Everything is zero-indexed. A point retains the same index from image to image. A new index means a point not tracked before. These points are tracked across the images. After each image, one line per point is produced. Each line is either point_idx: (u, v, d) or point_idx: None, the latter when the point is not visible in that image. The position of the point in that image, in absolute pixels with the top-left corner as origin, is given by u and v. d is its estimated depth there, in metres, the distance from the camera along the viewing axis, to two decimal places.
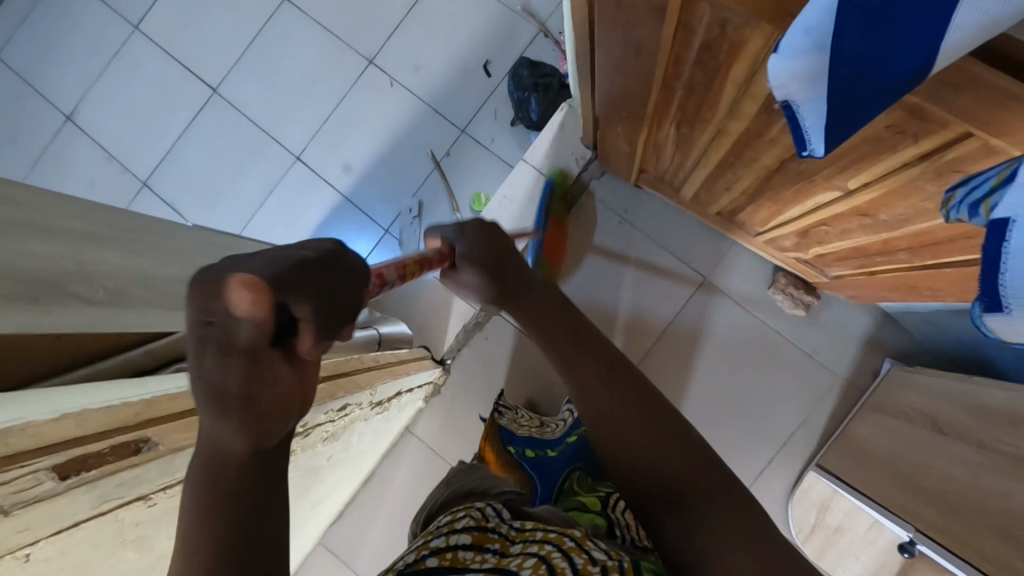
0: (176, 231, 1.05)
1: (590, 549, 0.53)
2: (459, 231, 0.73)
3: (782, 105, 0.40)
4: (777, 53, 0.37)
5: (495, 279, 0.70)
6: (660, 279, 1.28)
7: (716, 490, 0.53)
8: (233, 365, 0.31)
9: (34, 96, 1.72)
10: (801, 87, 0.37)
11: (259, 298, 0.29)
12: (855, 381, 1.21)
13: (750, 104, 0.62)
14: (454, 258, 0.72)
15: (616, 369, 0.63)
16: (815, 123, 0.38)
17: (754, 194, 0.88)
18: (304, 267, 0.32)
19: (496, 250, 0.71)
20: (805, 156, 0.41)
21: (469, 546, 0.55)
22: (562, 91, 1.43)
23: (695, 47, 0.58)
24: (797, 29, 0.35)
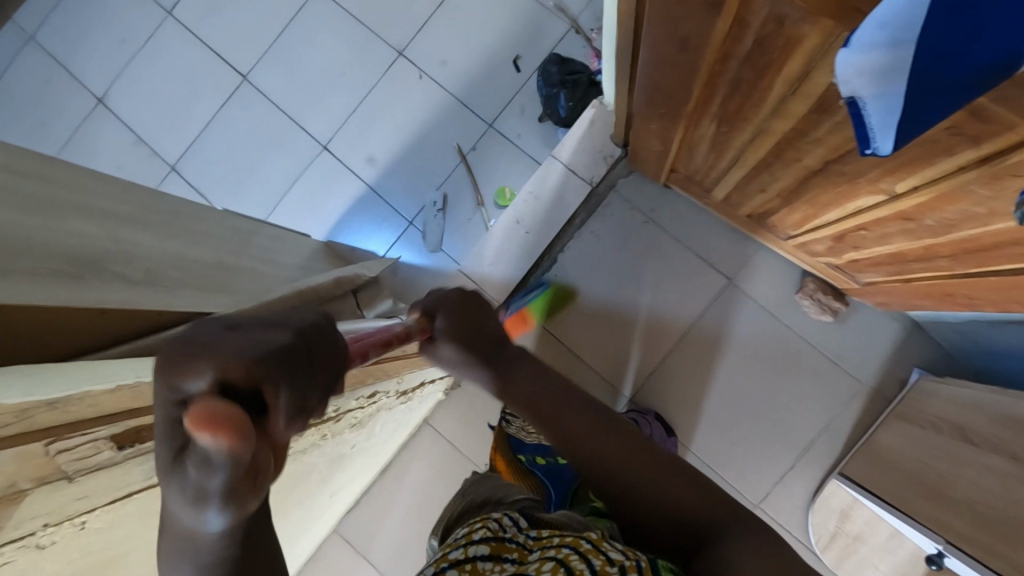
0: (206, 216, 1.06)
1: (607, 549, 0.53)
2: (438, 301, 0.69)
3: (846, 102, 0.40)
4: (847, 48, 0.37)
5: (480, 360, 0.67)
6: (684, 280, 1.27)
7: (721, 512, 0.56)
8: (215, 477, 0.30)
9: (67, 79, 1.74)
10: (870, 83, 0.37)
11: (230, 433, 0.27)
12: (880, 390, 1.20)
13: (798, 102, 0.61)
14: (432, 329, 0.67)
15: (601, 410, 0.65)
16: (880, 121, 0.38)
17: (790, 196, 0.87)
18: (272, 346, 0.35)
19: (476, 324, 0.68)
20: (867, 154, 0.41)
21: (487, 557, 0.55)
22: (591, 89, 1.43)
23: (747, 43, 0.57)
24: (872, 22, 0.36)
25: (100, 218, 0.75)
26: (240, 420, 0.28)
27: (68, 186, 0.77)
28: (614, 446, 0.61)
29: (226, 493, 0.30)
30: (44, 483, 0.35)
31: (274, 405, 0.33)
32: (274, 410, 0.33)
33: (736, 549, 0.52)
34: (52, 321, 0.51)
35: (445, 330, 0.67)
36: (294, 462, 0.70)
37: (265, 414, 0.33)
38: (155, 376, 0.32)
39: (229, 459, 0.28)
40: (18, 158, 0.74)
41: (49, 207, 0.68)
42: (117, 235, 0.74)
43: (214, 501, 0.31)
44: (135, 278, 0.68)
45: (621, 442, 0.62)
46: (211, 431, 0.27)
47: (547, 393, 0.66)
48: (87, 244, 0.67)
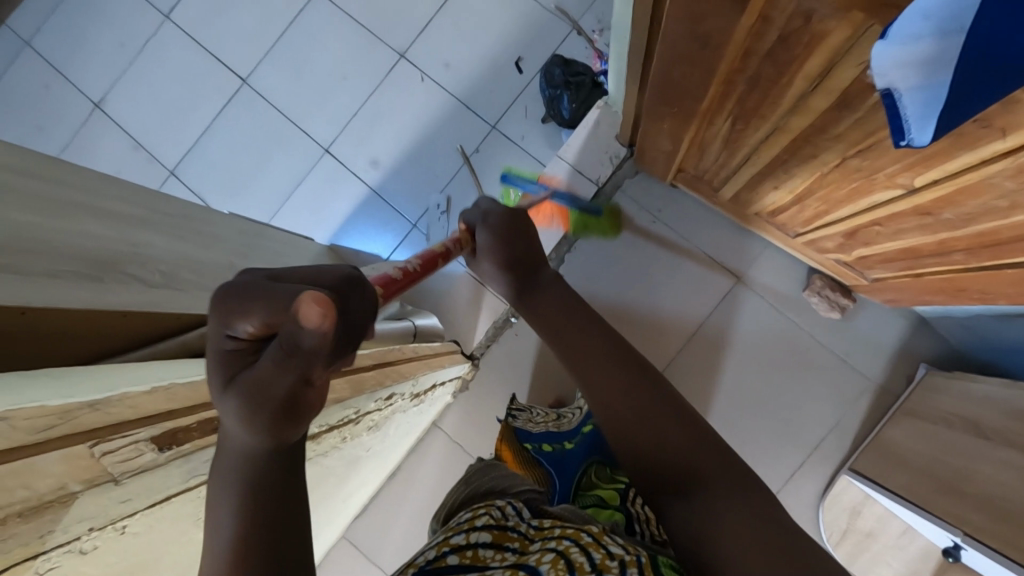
0: (212, 219, 1.05)
1: (607, 542, 0.53)
2: (482, 213, 0.81)
3: (879, 94, 0.41)
4: (887, 40, 0.38)
5: (513, 274, 0.77)
6: (693, 279, 1.27)
7: (716, 469, 0.55)
8: (282, 377, 0.36)
9: (64, 84, 1.72)
10: (913, 73, 0.38)
11: (327, 318, 0.32)
12: (888, 386, 1.20)
13: (820, 99, 0.61)
14: (476, 242, 0.81)
15: (616, 349, 0.68)
16: (922, 109, 0.38)
17: (803, 193, 0.87)
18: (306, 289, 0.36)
19: (522, 230, 0.78)
20: (901, 148, 0.41)
21: (489, 545, 0.57)
22: (594, 90, 1.44)
23: (770, 39, 0.58)
24: (916, 14, 0.36)
25: (112, 220, 0.74)
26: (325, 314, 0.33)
27: (80, 190, 0.76)
28: (614, 372, 0.65)
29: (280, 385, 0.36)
30: (92, 486, 0.35)
31: (300, 326, 0.33)
32: (301, 323, 0.33)
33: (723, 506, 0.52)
34: (72, 323, 0.50)
35: (485, 242, 0.79)
36: (316, 465, 0.69)
37: (305, 356, 0.35)
38: (215, 312, 0.38)
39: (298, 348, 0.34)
40: (29, 160, 0.73)
41: (64, 209, 0.67)
42: (130, 237, 0.73)
43: (265, 406, 0.37)
44: (151, 280, 0.67)
45: (631, 380, 0.64)
46: (320, 313, 0.32)
47: (570, 317, 0.71)
48: (103, 246, 0.66)
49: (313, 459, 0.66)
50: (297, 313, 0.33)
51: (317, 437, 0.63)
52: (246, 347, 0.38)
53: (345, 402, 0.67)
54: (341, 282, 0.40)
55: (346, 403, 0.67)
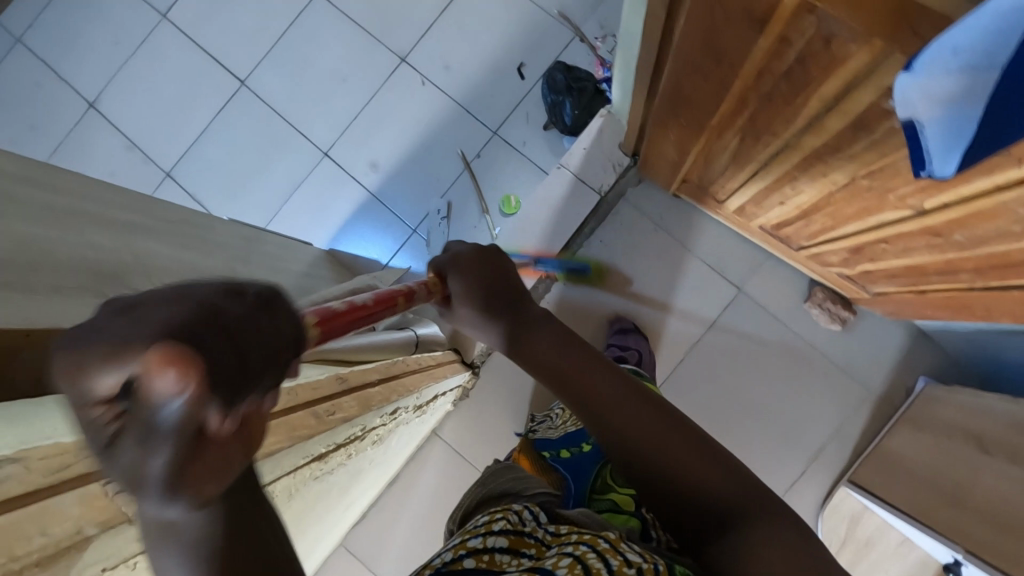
0: (212, 225, 1.03)
1: (625, 550, 0.52)
2: (451, 259, 0.72)
3: (904, 123, 0.43)
4: (912, 74, 0.39)
5: (496, 317, 0.68)
6: (695, 288, 1.27)
7: (742, 501, 0.53)
8: (157, 458, 0.24)
9: (58, 82, 1.70)
10: (933, 109, 0.40)
11: (189, 377, 0.22)
12: (888, 398, 1.20)
13: (835, 120, 0.61)
14: (447, 290, 0.71)
15: (629, 383, 0.61)
16: (940, 145, 0.41)
17: (810, 209, 0.87)
18: (165, 321, 0.24)
19: (498, 272, 0.70)
20: (923, 175, 0.44)
21: (505, 549, 0.55)
22: (597, 97, 1.43)
23: (787, 59, 0.57)
24: (944, 50, 0.37)
25: (115, 229, 0.72)
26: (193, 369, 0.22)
27: (82, 198, 0.75)
28: (635, 412, 0.59)
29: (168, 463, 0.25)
30: (107, 528, 0.34)
31: (149, 397, 0.22)
32: (151, 396, 0.22)
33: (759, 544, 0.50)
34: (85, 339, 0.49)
35: (459, 289, 0.70)
36: (321, 482, 0.68)
37: (177, 424, 0.23)
38: (56, 371, 0.25)
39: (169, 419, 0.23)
40: (29, 168, 0.71)
41: (66, 219, 0.65)
42: (134, 246, 0.72)
43: (154, 484, 0.25)
44: (157, 293, 0.66)
45: (656, 420, 0.58)
46: (170, 379, 0.22)
47: (573, 352, 0.64)
48: (106, 258, 0.64)
49: (319, 477, 0.65)
50: (140, 374, 0.22)
51: (324, 456, 0.62)
52: (99, 418, 0.25)
53: (353, 420, 0.66)
54: (249, 292, 0.28)
55: (354, 421, 0.66)
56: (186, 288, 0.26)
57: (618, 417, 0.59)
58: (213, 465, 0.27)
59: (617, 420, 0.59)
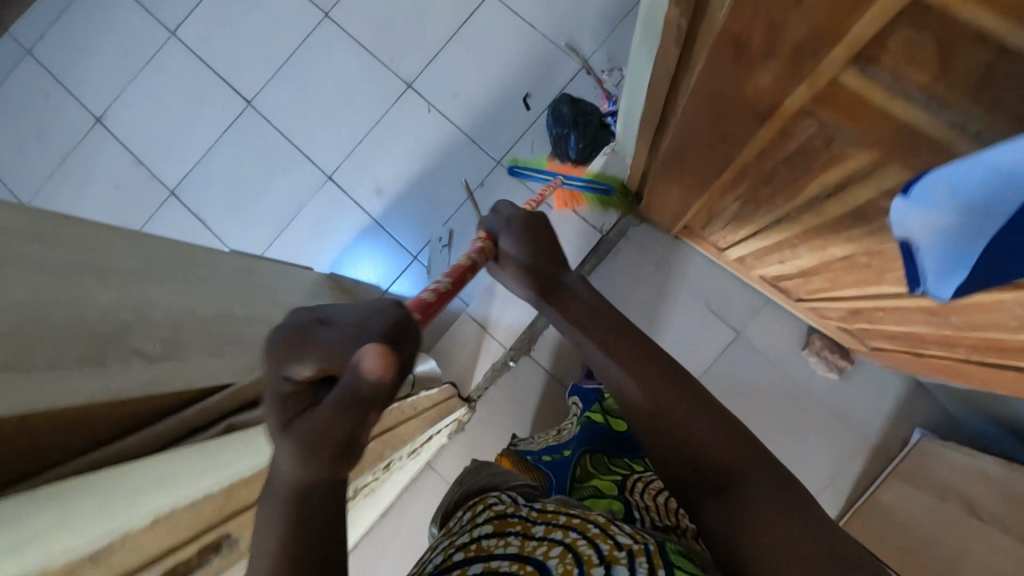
0: (212, 260, 1.03)
1: (614, 533, 0.58)
2: (498, 220, 0.79)
3: (900, 242, 0.43)
4: (912, 199, 0.40)
5: (536, 274, 0.75)
6: (694, 329, 1.27)
7: (744, 460, 0.54)
8: (344, 419, 0.38)
9: (65, 96, 1.70)
10: (926, 234, 0.40)
11: (384, 366, 0.37)
12: (884, 448, 1.20)
13: (834, 207, 0.61)
14: (496, 250, 0.78)
15: (653, 359, 0.64)
16: (933, 271, 0.41)
17: (810, 271, 0.87)
18: (360, 341, 0.41)
19: (542, 232, 0.78)
20: (917, 295, 0.44)
21: (492, 535, 0.60)
22: (601, 131, 1.43)
23: (788, 149, 0.57)
24: (949, 181, 0.37)
25: (117, 280, 0.73)
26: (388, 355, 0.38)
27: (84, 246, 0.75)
28: (656, 385, 0.61)
29: (346, 422, 0.39)
30: None
31: (357, 372, 0.37)
32: (360, 373, 0.37)
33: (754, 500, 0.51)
34: (76, 415, 0.51)
35: (510, 248, 0.77)
36: None
37: (368, 392, 0.38)
38: (276, 354, 0.42)
39: (367, 386, 0.37)
40: (33, 218, 0.72)
41: (67, 276, 0.66)
42: (134, 298, 0.72)
43: (334, 438, 0.39)
44: (154, 353, 0.66)
45: (676, 393, 0.60)
46: (378, 368, 0.37)
47: (598, 320, 0.69)
48: (106, 317, 0.65)
49: None
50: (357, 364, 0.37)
51: None
52: (294, 392, 0.42)
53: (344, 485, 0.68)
54: (391, 327, 0.44)
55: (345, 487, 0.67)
56: (371, 313, 0.44)
57: (638, 395, 0.62)
58: (352, 435, 0.39)
59: (637, 399, 0.61)
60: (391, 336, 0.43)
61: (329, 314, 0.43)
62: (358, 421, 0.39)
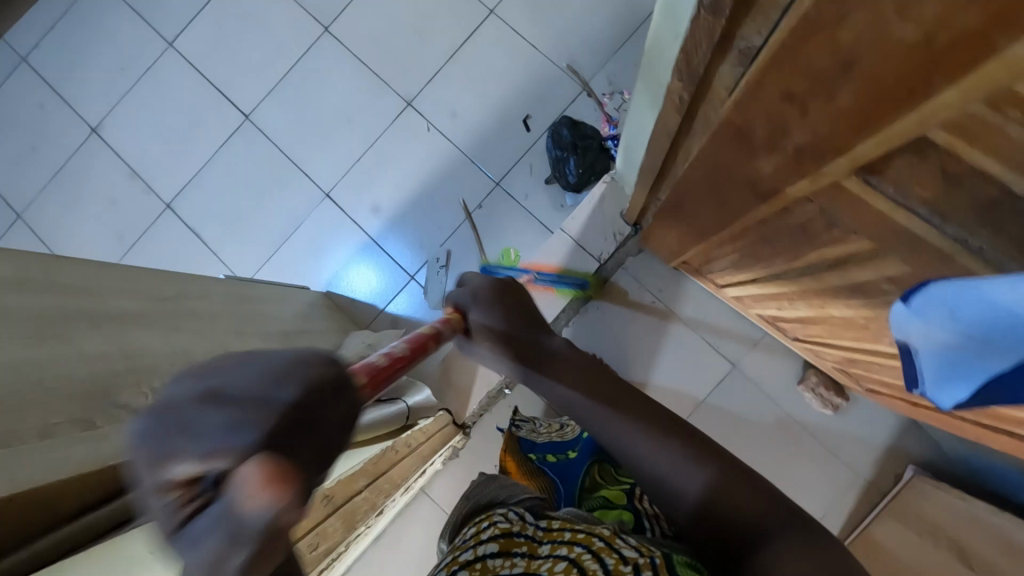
0: (210, 287, 1.02)
1: (620, 546, 0.54)
2: (466, 291, 0.76)
3: (899, 341, 0.43)
4: (912, 308, 0.39)
5: (513, 342, 0.71)
6: (689, 360, 1.27)
7: (777, 517, 0.48)
8: (237, 557, 0.26)
9: (60, 105, 1.68)
10: (923, 344, 0.40)
11: (277, 490, 0.25)
12: (876, 484, 1.20)
13: (833, 277, 0.61)
14: (467, 323, 0.74)
15: (651, 405, 0.61)
16: (929, 381, 0.41)
17: (807, 320, 0.87)
18: (251, 433, 0.28)
19: (516, 303, 0.76)
20: (913, 392, 0.44)
21: (497, 555, 0.59)
22: (601, 155, 1.42)
23: (789, 222, 0.57)
24: (946, 303, 0.36)
25: (109, 323, 0.71)
26: (280, 471, 0.26)
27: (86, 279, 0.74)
28: (661, 432, 0.57)
29: (240, 562, 0.27)
30: None
31: (235, 501, 0.26)
32: (242, 505, 0.25)
33: (778, 558, 0.44)
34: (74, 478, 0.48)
35: (480, 322, 0.73)
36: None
37: (259, 521, 0.26)
38: (140, 449, 0.29)
39: (254, 520, 0.26)
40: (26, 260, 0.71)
41: (62, 325, 0.64)
42: (127, 343, 0.70)
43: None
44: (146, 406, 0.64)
45: (679, 444, 0.55)
46: (263, 491, 0.25)
47: (591, 379, 0.66)
48: (101, 369, 0.63)
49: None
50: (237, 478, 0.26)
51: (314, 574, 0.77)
52: (175, 502, 0.29)
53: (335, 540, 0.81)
54: (308, 390, 0.32)
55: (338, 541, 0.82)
56: (283, 374, 0.31)
57: (639, 443, 0.57)
58: (263, 563, 0.28)
59: (637, 447, 0.57)
60: (316, 403, 0.32)
61: (211, 378, 0.30)
62: (264, 551, 0.27)
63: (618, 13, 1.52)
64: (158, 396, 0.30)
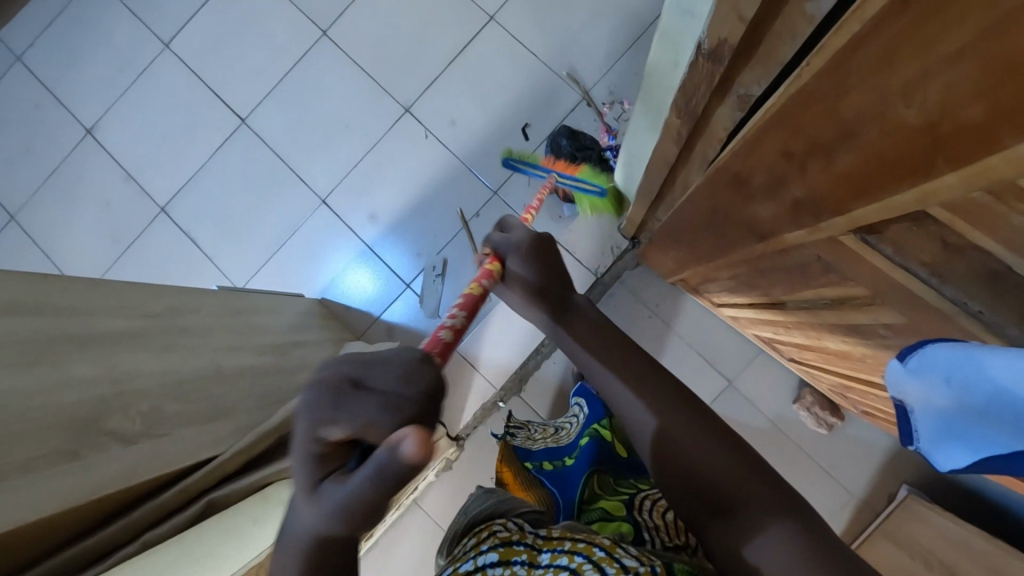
0: (204, 299, 1.01)
1: (621, 556, 0.52)
2: (503, 235, 0.68)
3: (895, 398, 0.42)
4: (910, 368, 0.39)
5: (544, 296, 0.65)
6: (685, 377, 1.26)
7: (745, 478, 0.48)
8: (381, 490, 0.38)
9: (55, 105, 1.66)
10: (918, 406, 0.39)
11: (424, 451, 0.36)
12: (870, 503, 1.20)
13: (830, 316, 0.60)
14: (506, 269, 0.66)
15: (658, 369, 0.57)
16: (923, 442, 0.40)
17: (803, 346, 0.86)
18: (390, 413, 0.39)
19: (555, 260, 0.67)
20: (907, 447, 0.43)
21: (497, 563, 0.56)
22: (600, 166, 1.41)
23: (787, 262, 0.56)
24: (943, 370, 0.36)
25: (98, 346, 0.68)
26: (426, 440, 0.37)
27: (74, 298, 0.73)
28: (663, 399, 0.54)
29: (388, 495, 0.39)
30: None
31: (395, 455, 0.36)
32: (399, 456, 0.36)
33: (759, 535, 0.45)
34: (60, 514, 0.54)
35: (520, 273, 0.66)
36: None
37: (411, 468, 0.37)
38: (308, 411, 0.40)
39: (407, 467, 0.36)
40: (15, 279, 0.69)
41: (51, 349, 0.63)
42: (115, 366, 0.68)
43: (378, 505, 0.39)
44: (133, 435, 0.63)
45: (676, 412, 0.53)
46: (411, 460, 0.36)
47: (603, 338, 0.61)
48: (87, 398, 0.62)
49: None
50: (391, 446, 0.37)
51: None
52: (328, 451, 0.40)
53: None
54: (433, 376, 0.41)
55: None
56: (409, 372, 0.40)
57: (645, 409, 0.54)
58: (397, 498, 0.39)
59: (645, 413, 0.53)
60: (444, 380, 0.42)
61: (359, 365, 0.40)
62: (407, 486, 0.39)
63: (619, 23, 1.50)
64: (317, 376, 0.41)
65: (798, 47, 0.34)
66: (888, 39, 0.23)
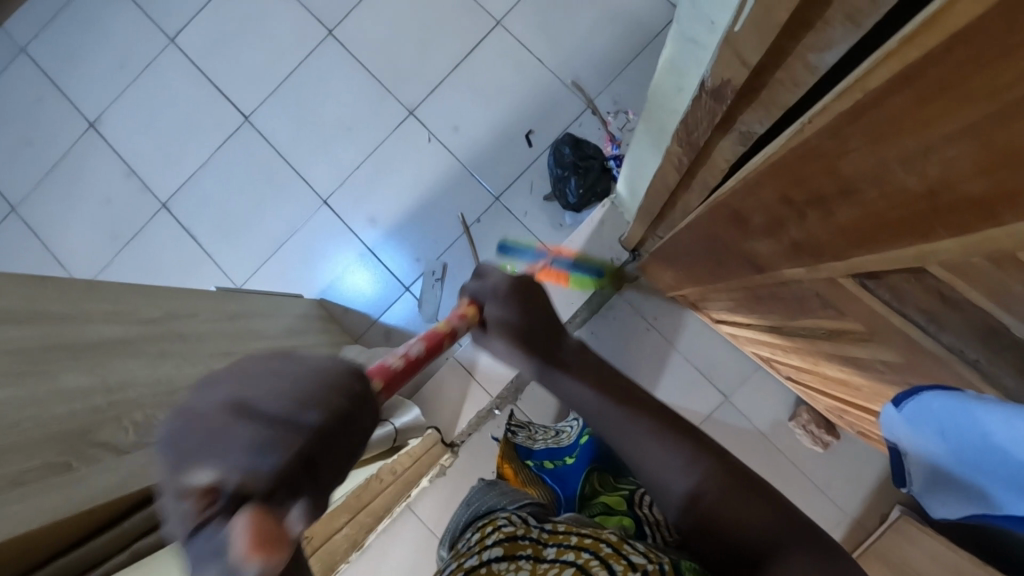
0: (202, 302, 1.01)
1: (628, 553, 0.49)
2: (479, 284, 0.65)
3: (888, 438, 0.42)
4: (903, 412, 0.39)
5: (529, 347, 0.60)
6: (682, 390, 1.26)
7: (782, 533, 0.46)
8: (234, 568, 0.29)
9: (58, 98, 1.66)
10: (912, 449, 0.39)
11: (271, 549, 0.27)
12: (862, 522, 1.20)
13: (828, 345, 0.60)
14: (483, 315, 0.64)
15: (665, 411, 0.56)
16: (918, 484, 0.40)
17: (800, 368, 0.86)
18: (272, 460, 0.31)
19: (536, 306, 0.62)
20: (900, 488, 0.44)
21: (502, 558, 0.54)
22: (603, 175, 1.41)
23: (785, 292, 0.56)
24: (934, 418, 0.36)
25: (89, 353, 0.68)
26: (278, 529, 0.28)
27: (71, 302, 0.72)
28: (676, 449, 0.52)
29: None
30: None
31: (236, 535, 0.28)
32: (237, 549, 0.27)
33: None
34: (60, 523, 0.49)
35: (496, 317, 0.62)
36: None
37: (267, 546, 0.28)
38: (166, 447, 0.31)
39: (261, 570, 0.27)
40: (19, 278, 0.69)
41: (48, 356, 0.63)
42: (107, 375, 0.68)
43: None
44: (127, 444, 0.62)
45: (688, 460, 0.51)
46: (252, 546, 0.27)
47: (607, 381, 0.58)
48: (82, 407, 0.62)
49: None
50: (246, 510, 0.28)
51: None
52: (193, 507, 0.29)
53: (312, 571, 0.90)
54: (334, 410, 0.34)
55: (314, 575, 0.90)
56: (302, 403, 0.33)
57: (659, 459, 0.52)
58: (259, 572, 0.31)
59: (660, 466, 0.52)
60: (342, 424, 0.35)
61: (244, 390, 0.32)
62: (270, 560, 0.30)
63: (626, 32, 1.50)
64: (189, 401, 0.32)
65: (800, 92, 0.35)
66: (890, 109, 0.24)
